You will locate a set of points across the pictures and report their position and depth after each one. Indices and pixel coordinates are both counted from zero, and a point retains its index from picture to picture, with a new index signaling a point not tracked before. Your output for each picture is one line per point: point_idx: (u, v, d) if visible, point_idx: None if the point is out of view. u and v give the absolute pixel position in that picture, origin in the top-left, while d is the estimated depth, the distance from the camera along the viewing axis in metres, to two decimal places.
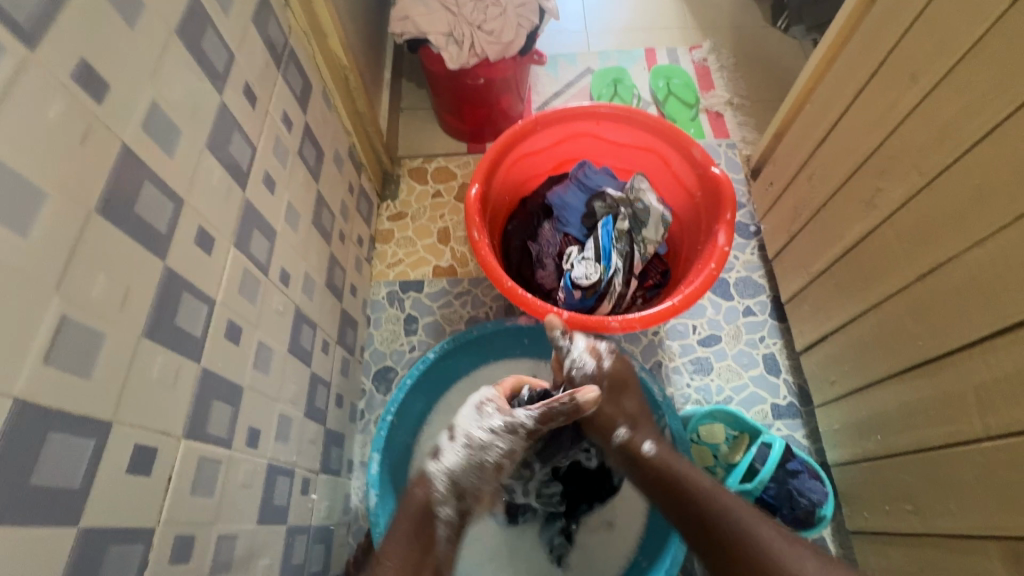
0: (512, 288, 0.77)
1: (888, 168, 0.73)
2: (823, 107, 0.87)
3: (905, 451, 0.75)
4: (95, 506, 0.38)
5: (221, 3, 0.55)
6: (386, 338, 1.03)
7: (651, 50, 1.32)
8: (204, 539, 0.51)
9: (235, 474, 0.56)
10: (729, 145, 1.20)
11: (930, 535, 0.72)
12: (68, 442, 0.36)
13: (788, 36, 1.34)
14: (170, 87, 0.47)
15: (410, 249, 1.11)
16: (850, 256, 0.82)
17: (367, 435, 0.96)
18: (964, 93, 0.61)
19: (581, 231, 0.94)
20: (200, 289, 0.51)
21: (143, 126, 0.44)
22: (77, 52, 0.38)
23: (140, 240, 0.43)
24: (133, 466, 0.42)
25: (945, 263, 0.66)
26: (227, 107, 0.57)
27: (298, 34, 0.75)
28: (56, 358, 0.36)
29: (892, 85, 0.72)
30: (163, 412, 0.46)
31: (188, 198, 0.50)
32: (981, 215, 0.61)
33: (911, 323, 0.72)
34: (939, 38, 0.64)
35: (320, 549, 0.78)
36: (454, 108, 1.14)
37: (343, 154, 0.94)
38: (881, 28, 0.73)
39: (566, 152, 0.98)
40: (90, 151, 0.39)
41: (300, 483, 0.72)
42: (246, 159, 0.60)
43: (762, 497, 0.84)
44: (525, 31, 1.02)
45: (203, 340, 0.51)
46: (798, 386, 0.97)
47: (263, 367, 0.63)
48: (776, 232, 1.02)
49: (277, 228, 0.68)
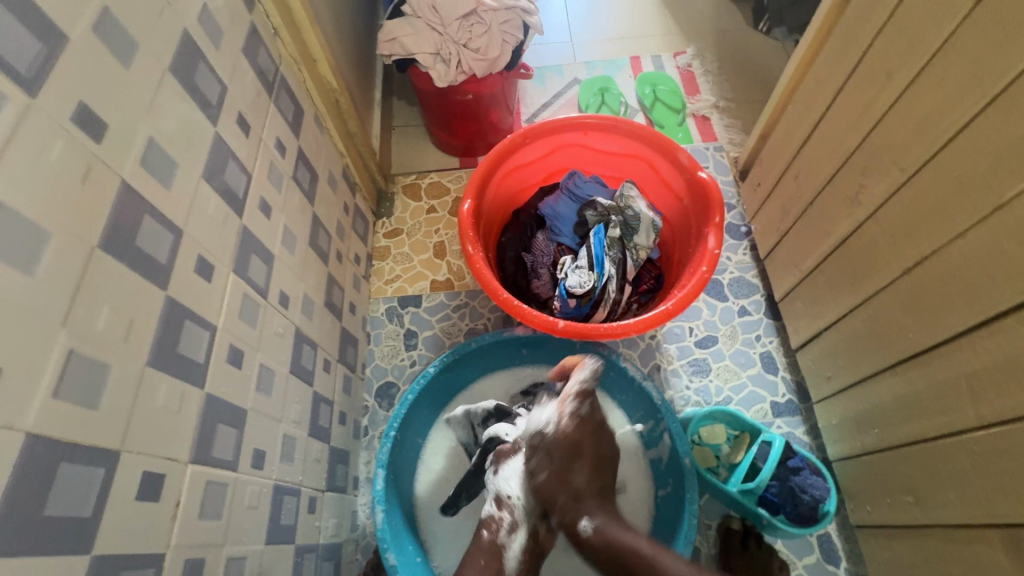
0: (508, 299, 0.79)
1: (870, 166, 0.74)
2: (805, 108, 0.89)
3: (903, 443, 0.76)
4: (105, 534, 0.39)
5: (211, 37, 0.57)
6: (386, 353, 1.04)
7: (636, 58, 1.35)
8: (213, 562, 0.52)
9: (242, 496, 0.57)
10: (717, 148, 1.22)
11: (934, 525, 0.72)
12: (77, 472, 0.37)
13: (770, 38, 1.36)
14: (165, 122, 0.49)
15: (407, 264, 1.12)
16: (838, 253, 0.83)
17: (372, 451, 0.97)
18: (937, 91, 0.63)
19: (573, 240, 0.96)
20: (201, 316, 0.52)
21: (140, 160, 0.45)
22: (75, 95, 0.39)
23: (141, 271, 0.45)
24: (141, 493, 0.43)
25: (930, 256, 0.67)
26: (222, 137, 0.58)
27: (288, 61, 0.77)
28: (63, 391, 0.37)
29: (869, 86, 0.73)
30: (168, 438, 0.47)
31: (186, 227, 0.51)
32: (960, 209, 0.62)
33: (901, 316, 0.73)
34: (910, 40, 0.65)
35: (329, 567, 0.79)
36: (444, 124, 1.16)
37: (337, 175, 0.96)
38: (856, 31, 0.75)
39: (556, 163, 1.00)
40: (90, 189, 0.40)
41: (307, 502, 0.73)
42: (242, 186, 0.62)
43: (765, 496, 0.86)
44: (511, 47, 1.04)
45: (206, 366, 0.53)
46: (796, 383, 0.99)
47: (266, 390, 0.64)
48: (766, 231, 1.03)
49: (274, 251, 0.69)
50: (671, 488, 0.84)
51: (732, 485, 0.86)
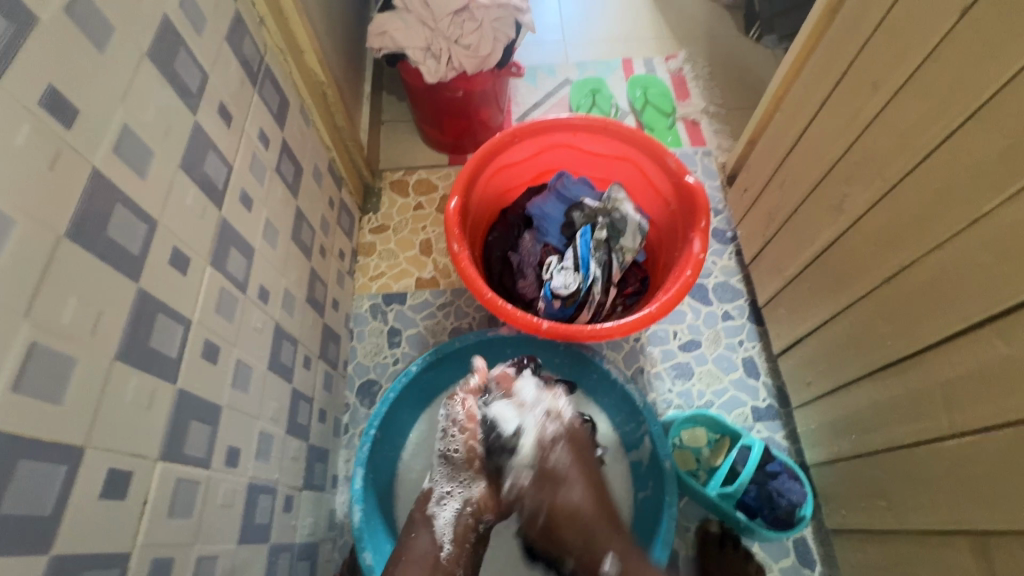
0: (492, 298, 0.78)
1: (854, 175, 0.75)
2: (792, 115, 0.89)
3: (879, 450, 0.76)
4: (66, 533, 0.38)
5: (193, 24, 0.55)
6: (369, 351, 1.03)
7: (628, 61, 1.34)
8: (182, 562, 0.51)
9: (214, 494, 0.56)
10: (705, 153, 1.22)
11: (903, 530, 0.73)
12: (37, 469, 0.36)
13: (760, 45, 1.37)
14: (142, 109, 0.47)
15: (392, 261, 1.11)
16: (821, 261, 0.83)
17: (351, 449, 0.95)
18: (921, 102, 0.63)
19: (560, 240, 0.95)
20: (174, 309, 0.51)
21: (113, 148, 0.44)
22: (44, 79, 0.38)
23: (111, 262, 0.43)
24: (106, 491, 0.42)
25: (909, 266, 0.67)
26: (202, 126, 0.57)
27: (273, 51, 0.76)
28: (24, 385, 0.35)
29: (856, 95, 0.73)
30: (137, 435, 0.45)
31: (162, 218, 0.50)
32: (940, 220, 0.62)
33: (881, 324, 0.73)
34: (896, 50, 0.66)
35: (304, 567, 0.78)
36: (433, 120, 1.15)
37: (322, 169, 0.94)
38: (844, 39, 0.75)
39: (545, 164, 0.99)
40: (60, 176, 0.39)
41: (282, 500, 0.72)
42: (222, 177, 0.61)
43: (743, 499, 0.86)
44: (502, 45, 1.03)
45: (179, 361, 0.51)
46: (776, 388, 0.99)
47: (242, 386, 0.63)
48: (751, 237, 1.04)
49: (254, 245, 0.68)
50: (651, 490, 0.84)
51: (711, 489, 0.86)
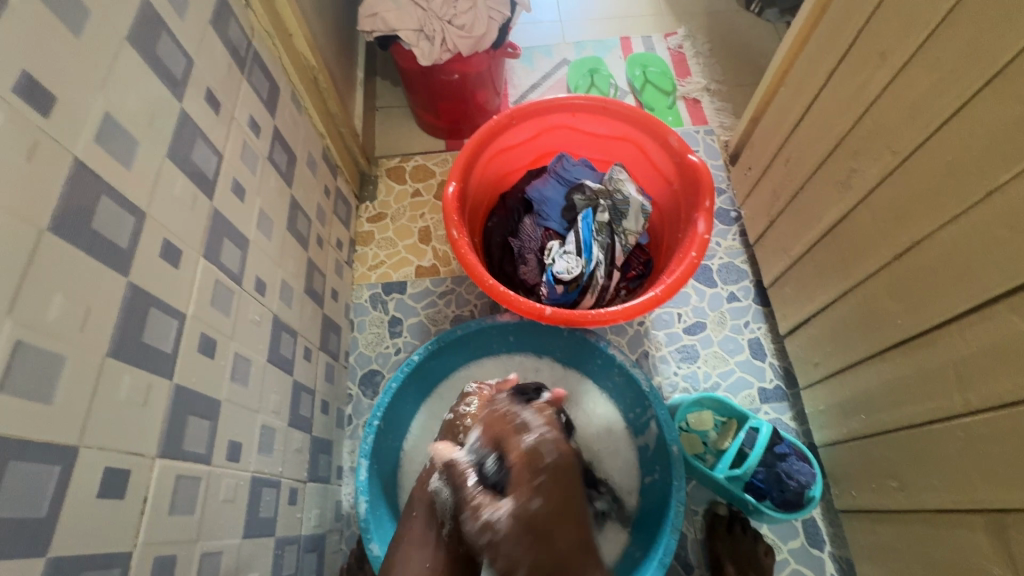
0: (493, 285, 0.76)
1: (863, 149, 0.73)
2: (797, 90, 0.87)
3: (889, 430, 0.75)
4: (61, 535, 0.37)
5: (176, 8, 0.53)
6: (370, 341, 1.02)
7: (626, 39, 1.31)
8: (186, 559, 0.50)
9: (216, 489, 0.55)
10: (707, 131, 1.20)
11: (917, 510, 0.72)
12: (28, 471, 0.35)
13: (762, 20, 1.34)
14: (125, 97, 0.46)
15: (391, 250, 1.10)
16: (828, 239, 0.82)
17: (356, 440, 0.95)
18: (934, 70, 0.61)
19: (561, 224, 0.93)
20: (167, 303, 0.50)
21: (95, 137, 0.42)
22: (16, 65, 0.36)
23: (98, 254, 0.42)
24: (103, 491, 0.41)
25: (922, 241, 0.66)
26: (189, 113, 0.55)
27: (261, 35, 0.73)
28: (10, 385, 0.34)
29: (864, 65, 0.71)
30: (133, 434, 0.44)
31: (150, 210, 0.48)
32: (954, 193, 0.60)
33: (890, 302, 0.72)
34: (906, 17, 0.64)
35: (312, 559, 0.77)
36: (428, 105, 1.12)
37: (317, 157, 0.92)
38: (852, 9, 0.73)
39: (543, 146, 0.97)
40: (39, 166, 0.37)
41: (288, 493, 0.71)
42: (212, 167, 0.59)
43: (751, 482, 0.85)
44: (497, 24, 1.00)
45: (174, 356, 0.50)
46: (783, 369, 0.98)
47: (241, 380, 0.62)
48: (756, 216, 1.02)
49: (249, 236, 0.66)
50: (658, 474, 0.83)
51: (719, 471, 0.85)
